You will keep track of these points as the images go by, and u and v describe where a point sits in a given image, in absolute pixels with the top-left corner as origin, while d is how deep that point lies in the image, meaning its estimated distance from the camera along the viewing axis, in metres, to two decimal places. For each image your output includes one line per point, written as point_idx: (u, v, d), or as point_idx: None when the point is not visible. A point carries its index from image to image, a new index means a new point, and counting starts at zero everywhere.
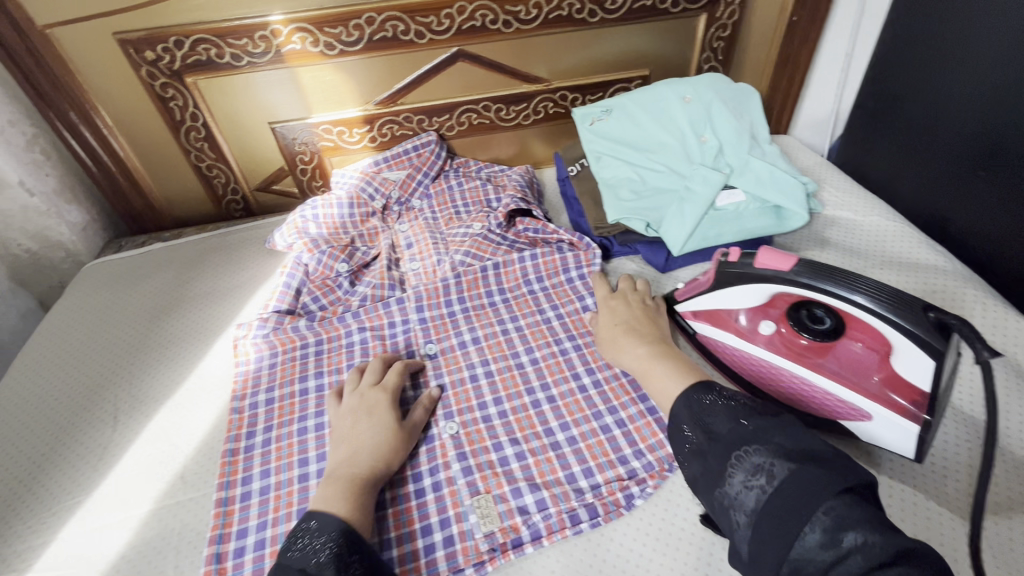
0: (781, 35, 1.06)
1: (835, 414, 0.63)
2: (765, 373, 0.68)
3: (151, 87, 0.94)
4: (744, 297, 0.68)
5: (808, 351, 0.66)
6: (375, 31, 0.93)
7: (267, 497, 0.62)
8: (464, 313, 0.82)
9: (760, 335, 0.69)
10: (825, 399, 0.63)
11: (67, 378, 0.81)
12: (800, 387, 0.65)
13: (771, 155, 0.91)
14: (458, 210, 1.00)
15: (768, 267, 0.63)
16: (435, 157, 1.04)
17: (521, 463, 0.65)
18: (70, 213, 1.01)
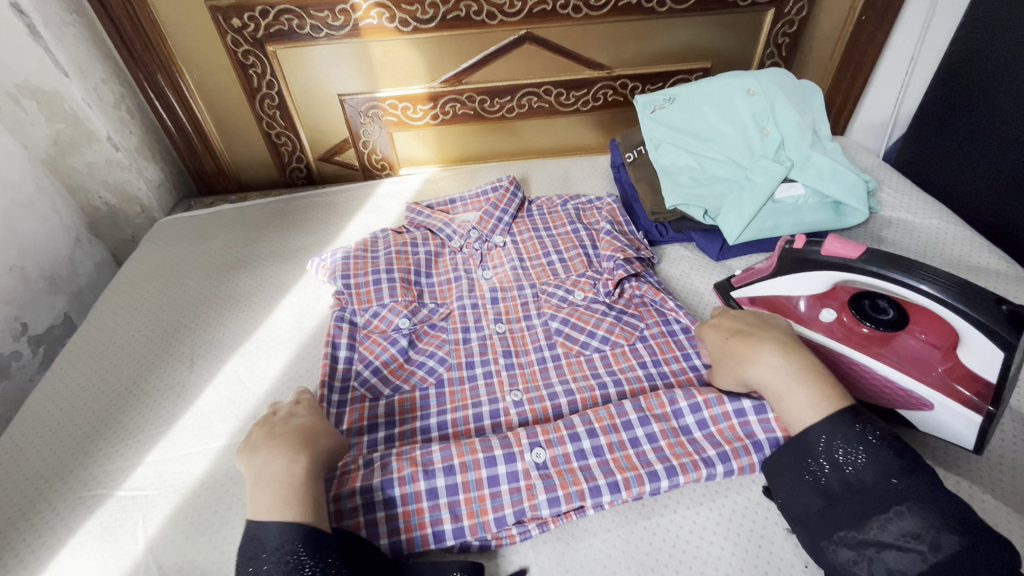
0: (848, 34, 1.06)
1: (893, 403, 0.64)
2: (823, 359, 0.69)
3: (233, 54, 0.98)
4: (807, 285, 0.69)
5: (870, 339, 0.66)
6: (449, 10, 0.96)
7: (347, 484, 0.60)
8: (534, 296, 0.86)
9: (820, 322, 0.70)
10: (886, 388, 0.64)
11: (146, 323, 0.85)
12: (858, 373, 0.66)
13: (833, 152, 0.92)
14: (539, 233, 0.96)
15: (836, 255, 0.64)
16: (512, 196, 1.00)
17: (598, 458, 0.63)
18: (148, 170, 1.06)
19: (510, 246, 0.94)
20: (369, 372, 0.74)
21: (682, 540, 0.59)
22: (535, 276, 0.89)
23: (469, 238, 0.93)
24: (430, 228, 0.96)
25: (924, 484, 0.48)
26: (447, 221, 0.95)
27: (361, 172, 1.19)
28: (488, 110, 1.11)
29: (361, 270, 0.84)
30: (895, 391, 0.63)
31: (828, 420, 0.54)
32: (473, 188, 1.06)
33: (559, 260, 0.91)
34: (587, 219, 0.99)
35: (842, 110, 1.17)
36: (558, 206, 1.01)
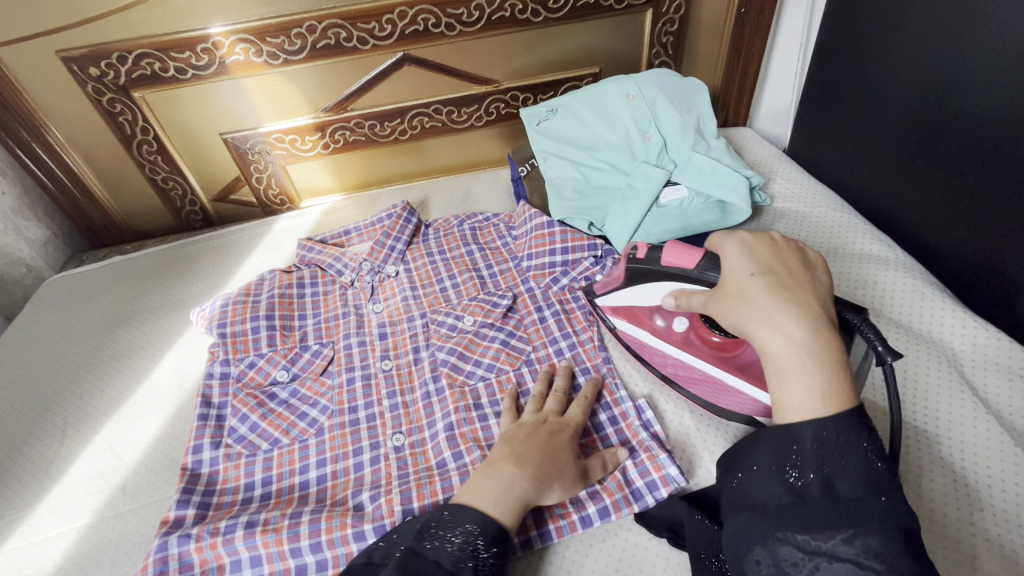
0: (730, 27, 1.05)
1: (750, 410, 0.64)
2: (683, 371, 0.69)
3: (99, 103, 0.94)
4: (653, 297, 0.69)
5: (723, 347, 0.66)
6: (318, 39, 0.93)
7: (188, 549, 0.57)
8: (423, 327, 0.83)
9: (675, 334, 0.70)
10: (741, 398, 0.64)
11: (23, 394, 0.82)
12: (715, 385, 0.66)
13: (716, 150, 0.91)
14: (432, 258, 0.94)
15: (674, 264, 0.63)
16: (406, 222, 0.98)
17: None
18: (28, 229, 1.02)
19: (402, 279, 0.91)
20: (246, 428, 0.71)
21: (545, 575, 0.58)
22: (426, 303, 0.87)
23: (360, 271, 0.91)
24: (320, 265, 0.93)
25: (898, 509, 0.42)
26: (337, 255, 0.93)
27: (261, 209, 1.16)
28: (380, 134, 1.08)
29: (240, 316, 0.82)
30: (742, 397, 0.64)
31: (847, 417, 0.45)
32: (370, 217, 1.01)
33: (451, 286, 0.89)
34: (484, 239, 0.97)
35: (739, 101, 1.17)
36: (455, 227, 1.00)
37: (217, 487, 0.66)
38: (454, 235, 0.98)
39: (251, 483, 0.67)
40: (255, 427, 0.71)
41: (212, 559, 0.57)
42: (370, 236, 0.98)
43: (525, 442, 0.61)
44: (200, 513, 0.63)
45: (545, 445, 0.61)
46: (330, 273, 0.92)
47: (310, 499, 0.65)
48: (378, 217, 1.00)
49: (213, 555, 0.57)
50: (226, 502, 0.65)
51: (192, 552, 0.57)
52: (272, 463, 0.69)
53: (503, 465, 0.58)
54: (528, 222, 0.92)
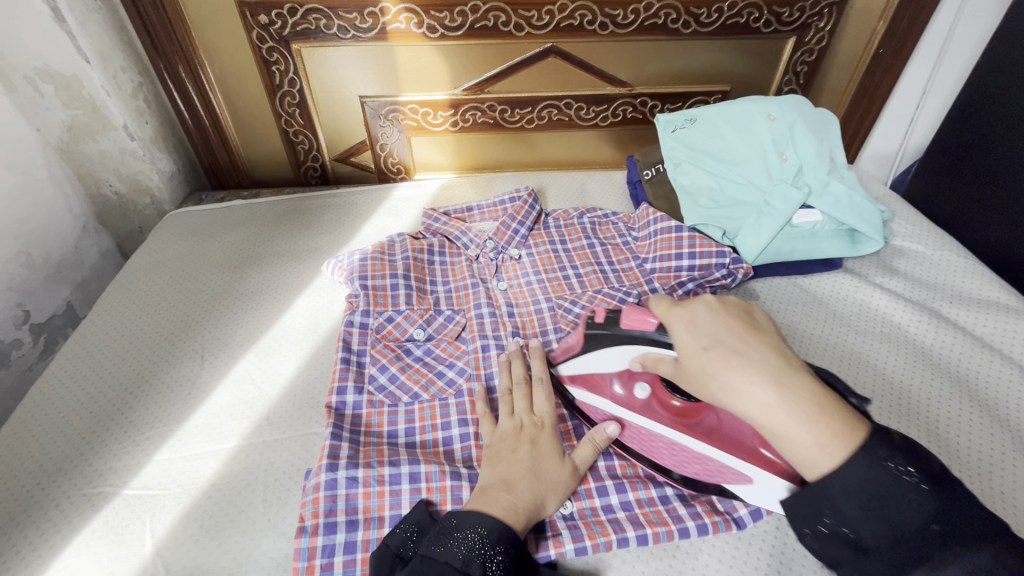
0: (864, 67, 1.08)
1: (717, 477, 0.60)
2: (652, 447, 0.63)
3: (258, 50, 0.98)
4: (615, 360, 0.66)
5: (686, 412, 0.64)
6: (478, 19, 0.96)
7: (355, 492, 0.60)
8: (550, 311, 0.85)
9: (635, 400, 0.66)
10: (700, 462, 0.61)
11: (156, 315, 0.84)
12: (683, 453, 0.62)
13: (850, 180, 0.92)
14: (555, 246, 0.96)
15: (635, 327, 0.65)
16: (530, 208, 0.99)
17: (626, 511, 0.61)
18: (161, 161, 1.05)
19: (525, 263, 0.93)
20: (386, 378, 0.73)
21: (697, 562, 0.58)
22: (550, 289, 0.88)
23: (484, 247, 0.93)
24: (446, 236, 0.95)
25: (964, 500, 0.45)
26: (463, 229, 0.95)
27: (376, 175, 1.19)
28: (508, 119, 1.11)
29: (379, 272, 0.84)
30: (710, 465, 0.60)
31: (856, 454, 0.46)
32: (492, 198, 1.04)
33: (575, 276, 0.90)
34: (604, 232, 1.00)
35: (854, 138, 1.19)
36: (575, 220, 1.01)
37: (362, 428, 0.68)
38: (573, 227, 1.00)
39: (394, 431, 0.68)
40: (394, 379, 0.73)
41: (375, 508, 0.59)
42: (493, 218, 1.01)
43: (511, 463, 0.58)
44: (352, 447, 0.64)
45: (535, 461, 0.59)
46: (457, 246, 0.93)
47: (455, 457, 0.66)
48: (500, 199, 1.02)
49: (377, 504, 0.59)
50: (373, 443, 0.66)
51: (359, 496, 0.59)
52: (413, 416, 0.70)
53: (497, 492, 0.56)
54: (652, 224, 0.94)
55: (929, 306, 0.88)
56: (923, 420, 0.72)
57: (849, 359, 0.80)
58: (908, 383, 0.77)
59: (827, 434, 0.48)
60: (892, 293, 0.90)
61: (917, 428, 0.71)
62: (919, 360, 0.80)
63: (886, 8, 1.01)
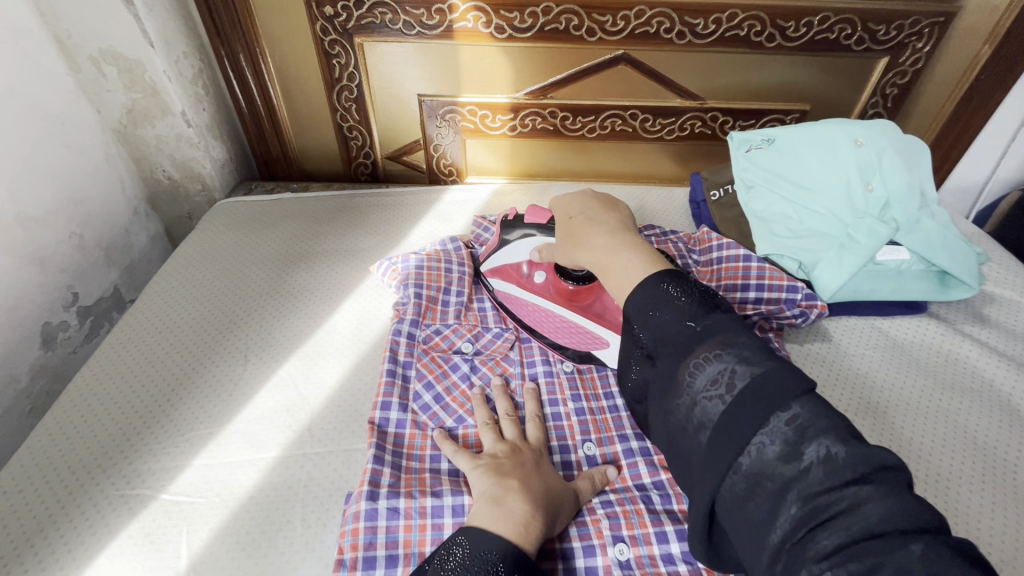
0: (961, 94, 0.99)
1: (587, 345, 0.74)
2: (549, 323, 0.76)
3: (320, 42, 0.96)
4: (520, 248, 0.77)
5: (576, 295, 0.75)
6: (548, 21, 0.92)
7: (396, 525, 0.56)
8: None
9: (534, 283, 0.77)
10: (580, 332, 0.74)
11: (202, 309, 0.82)
12: (570, 327, 0.75)
13: (942, 217, 0.84)
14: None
15: (534, 220, 0.76)
16: None
17: (689, 566, 0.56)
18: (214, 149, 1.03)
19: None
20: (431, 397, 0.69)
21: None
22: None
23: None
24: None
25: (726, 326, 0.46)
26: None
27: (426, 175, 1.16)
28: (569, 127, 1.06)
29: (432, 282, 0.81)
30: (587, 335, 0.74)
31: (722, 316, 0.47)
32: None
33: None
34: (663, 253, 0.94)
35: (939, 168, 1.10)
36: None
37: (404, 451, 0.64)
38: None
39: (438, 457, 0.64)
40: (439, 399, 0.69)
41: (416, 543, 0.55)
42: None
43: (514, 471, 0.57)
44: (394, 474, 0.61)
45: (539, 476, 0.57)
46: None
47: None
48: None
49: (419, 539, 0.56)
50: (415, 470, 0.62)
51: (401, 528, 0.56)
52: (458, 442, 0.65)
53: (513, 501, 0.53)
54: (715, 250, 0.89)
55: None
56: (1016, 491, 0.65)
57: (936, 416, 0.73)
58: (1005, 450, 0.69)
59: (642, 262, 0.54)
60: (983, 346, 0.82)
61: (1015, 505, 0.64)
62: (1016, 425, 0.72)
63: (994, 31, 0.92)
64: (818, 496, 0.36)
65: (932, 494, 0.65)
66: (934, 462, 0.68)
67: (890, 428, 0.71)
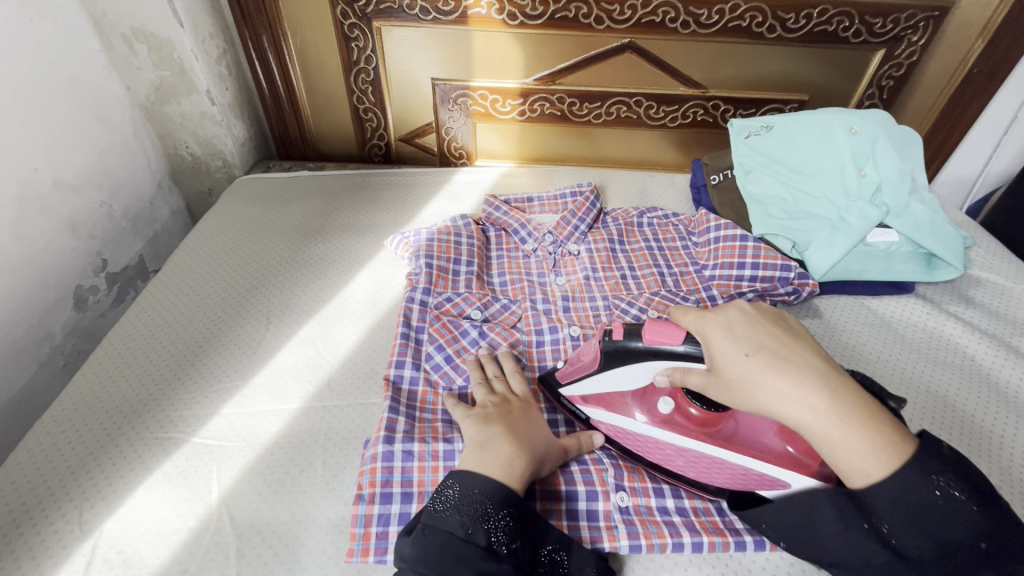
0: (954, 87, 1.03)
1: (748, 485, 0.59)
2: (679, 461, 0.62)
3: (340, 25, 1.00)
4: (632, 375, 0.62)
5: (706, 421, 0.62)
6: (559, 9, 0.96)
7: (411, 466, 0.60)
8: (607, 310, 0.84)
9: (657, 415, 0.63)
10: (751, 474, 0.58)
11: (225, 276, 0.86)
12: (709, 464, 0.60)
13: (932, 203, 0.88)
14: (613, 247, 0.94)
15: (658, 343, 0.58)
16: (591, 205, 0.98)
17: (683, 517, 0.60)
18: (236, 128, 1.08)
19: (584, 260, 0.91)
20: (442, 358, 0.73)
21: (746, 565, 0.58)
22: (608, 288, 0.87)
23: (543, 241, 0.92)
24: (505, 228, 0.95)
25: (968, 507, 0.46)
26: (523, 222, 0.94)
27: (437, 158, 1.20)
28: (576, 113, 1.10)
29: (444, 254, 0.85)
30: (752, 477, 0.58)
31: (896, 458, 0.48)
32: (553, 191, 1.03)
33: (632, 276, 0.89)
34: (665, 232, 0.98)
35: (932, 159, 1.14)
36: (635, 220, 1.00)
37: (416, 404, 0.68)
38: (632, 227, 0.99)
39: (448, 410, 0.68)
40: (450, 359, 0.73)
41: (429, 482, 0.60)
42: (551, 211, 1.00)
43: (507, 420, 0.61)
44: (408, 422, 0.65)
45: (537, 427, 0.61)
46: (514, 240, 0.94)
47: None
48: (560, 192, 1.02)
49: (431, 479, 0.60)
50: (429, 421, 0.66)
51: (415, 470, 0.60)
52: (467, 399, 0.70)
53: (500, 445, 0.57)
54: (713, 230, 0.92)
55: (1007, 341, 0.84)
56: (994, 457, 0.69)
57: (919, 387, 0.77)
58: (982, 419, 0.74)
59: (879, 445, 0.48)
60: (968, 325, 0.86)
61: (989, 467, 0.68)
62: (994, 397, 0.76)
63: (986, 26, 0.96)
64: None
65: None
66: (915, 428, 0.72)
67: None
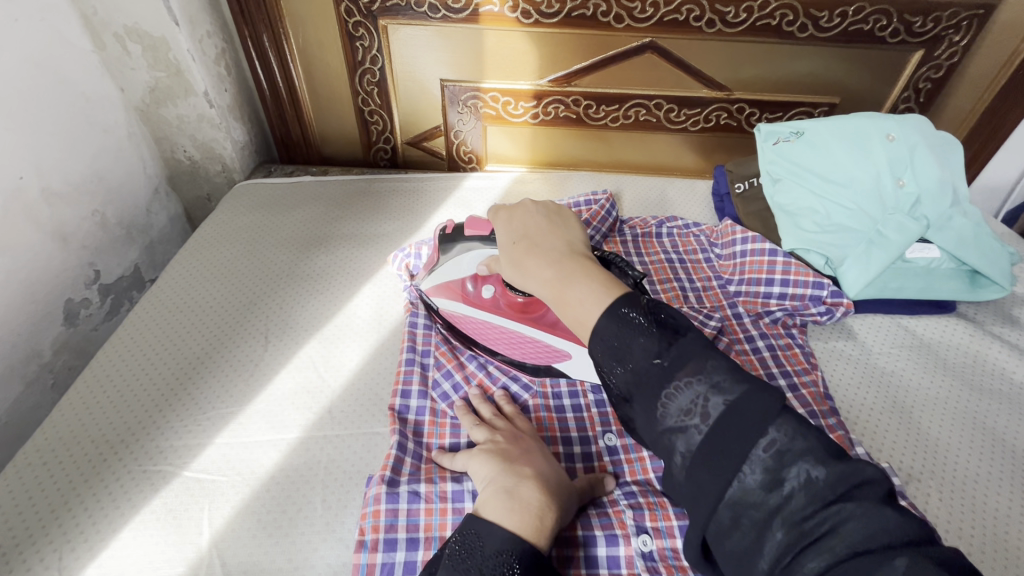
0: (996, 90, 0.97)
1: (542, 359, 0.69)
2: (503, 340, 0.71)
3: (344, 24, 0.95)
4: (468, 264, 0.71)
5: (528, 307, 0.71)
6: (576, 7, 0.90)
7: (417, 508, 0.56)
8: None
9: (482, 298, 0.72)
10: (533, 345, 0.69)
11: (223, 290, 0.82)
12: (517, 338, 0.70)
13: (975, 215, 0.82)
14: (631, 259, 0.89)
15: (476, 230, 0.68)
16: (607, 215, 0.92)
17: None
18: (235, 131, 1.03)
19: None
20: (451, 385, 0.68)
21: None
22: None
23: None
24: None
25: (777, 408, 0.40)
26: None
27: (446, 162, 1.15)
28: (591, 116, 1.05)
29: None
30: (541, 348, 0.69)
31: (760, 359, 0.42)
32: (568, 199, 0.97)
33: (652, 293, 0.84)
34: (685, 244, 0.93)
35: (969, 166, 1.08)
36: (654, 229, 0.94)
37: (424, 440, 0.64)
38: (650, 238, 0.93)
39: (457, 445, 0.63)
40: (458, 388, 0.68)
41: (436, 527, 0.55)
42: None
43: (523, 458, 0.56)
44: (414, 463, 0.60)
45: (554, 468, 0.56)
46: None
47: None
48: (573, 200, 0.97)
49: (439, 523, 0.55)
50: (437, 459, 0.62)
51: (422, 513, 0.55)
52: None
53: (528, 491, 0.52)
54: (738, 243, 0.86)
55: None
56: None
57: (964, 418, 0.71)
58: None
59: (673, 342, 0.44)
60: (1012, 347, 0.80)
61: None
62: None
63: None
64: (804, 520, 0.36)
65: (958, 496, 0.64)
66: (962, 465, 0.66)
67: (917, 428, 0.70)
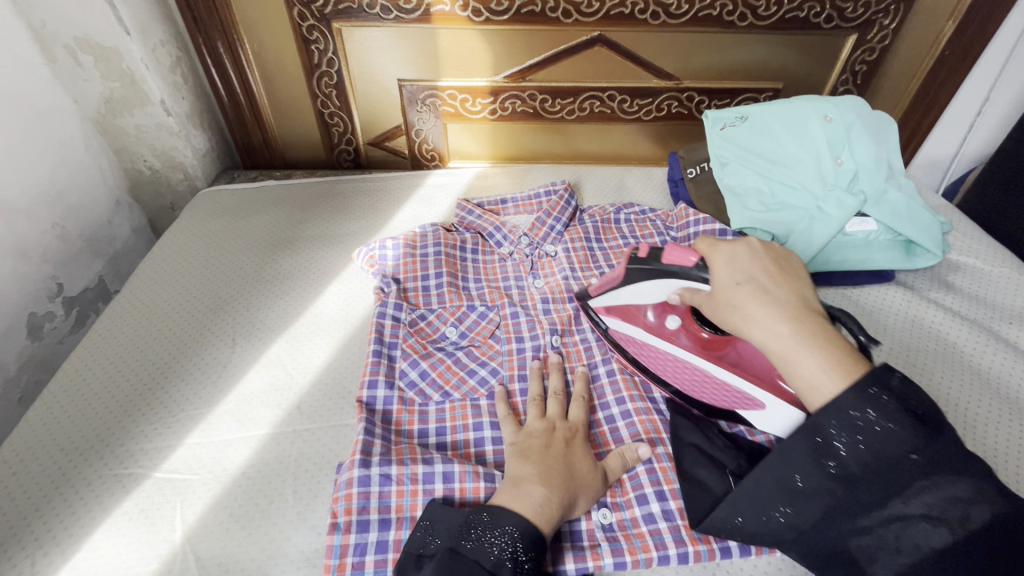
0: (926, 70, 1.02)
1: (733, 404, 0.63)
2: (669, 369, 0.68)
3: (299, 28, 0.96)
4: (651, 293, 0.67)
5: (711, 343, 0.67)
6: (524, 4, 0.93)
7: (389, 490, 0.58)
8: None
9: (664, 328, 0.69)
10: (718, 389, 0.64)
11: (188, 296, 0.83)
12: (704, 377, 0.65)
13: (909, 188, 0.87)
14: (590, 245, 0.92)
15: (674, 262, 0.63)
16: (566, 204, 0.95)
17: (669, 522, 0.57)
18: (196, 138, 1.03)
19: (562, 261, 0.88)
20: (417, 373, 0.71)
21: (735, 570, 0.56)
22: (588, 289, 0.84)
23: (519, 244, 0.90)
24: (479, 231, 0.92)
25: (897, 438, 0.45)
26: (497, 225, 0.91)
27: (409, 161, 1.17)
28: (548, 109, 1.08)
29: (411, 273, 0.82)
30: (730, 392, 0.63)
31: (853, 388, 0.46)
32: (527, 191, 1.00)
33: None
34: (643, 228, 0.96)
35: (908, 142, 1.13)
36: (612, 216, 0.97)
37: (392, 426, 0.66)
38: (609, 223, 0.96)
39: (425, 431, 0.66)
40: (425, 375, 0.71)
41: (407, 508, 0.57)
42: (526, 213, 0.98)
43: (544, 458, 0.57)
44: (384, 444, 0.62)
45: (565, 460, 0.58)
46: (490, 243, 0.91)
47: (486, 460, 0.64)
48: (532, 192, 0.99)
49: (410, 504, 0.57)
50: (404, 442, 0.64)
51: (392, 495, 0.57)
52: (444, 415, 0.67)
53: (530, 485, 0.54)
54: (692, 224, 0.91)
55: (987, 327, 0.83)
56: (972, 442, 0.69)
57: None
58: (963, 405, 0.73)
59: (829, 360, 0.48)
60: (945, 309, 0.86)
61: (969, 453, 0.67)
62: (971, 380, 0.76)
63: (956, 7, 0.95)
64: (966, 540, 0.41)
65: None
66: None
67: None
